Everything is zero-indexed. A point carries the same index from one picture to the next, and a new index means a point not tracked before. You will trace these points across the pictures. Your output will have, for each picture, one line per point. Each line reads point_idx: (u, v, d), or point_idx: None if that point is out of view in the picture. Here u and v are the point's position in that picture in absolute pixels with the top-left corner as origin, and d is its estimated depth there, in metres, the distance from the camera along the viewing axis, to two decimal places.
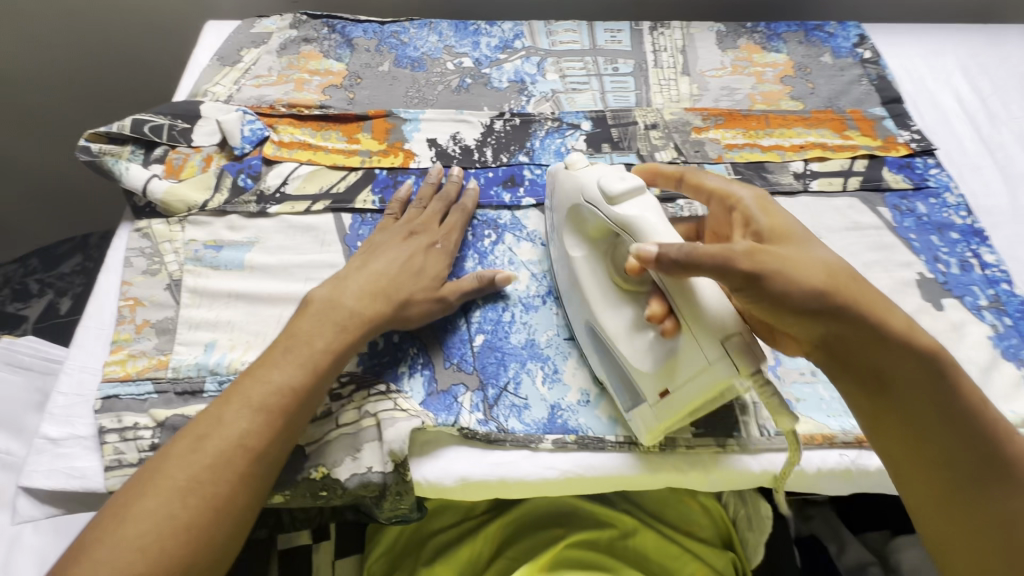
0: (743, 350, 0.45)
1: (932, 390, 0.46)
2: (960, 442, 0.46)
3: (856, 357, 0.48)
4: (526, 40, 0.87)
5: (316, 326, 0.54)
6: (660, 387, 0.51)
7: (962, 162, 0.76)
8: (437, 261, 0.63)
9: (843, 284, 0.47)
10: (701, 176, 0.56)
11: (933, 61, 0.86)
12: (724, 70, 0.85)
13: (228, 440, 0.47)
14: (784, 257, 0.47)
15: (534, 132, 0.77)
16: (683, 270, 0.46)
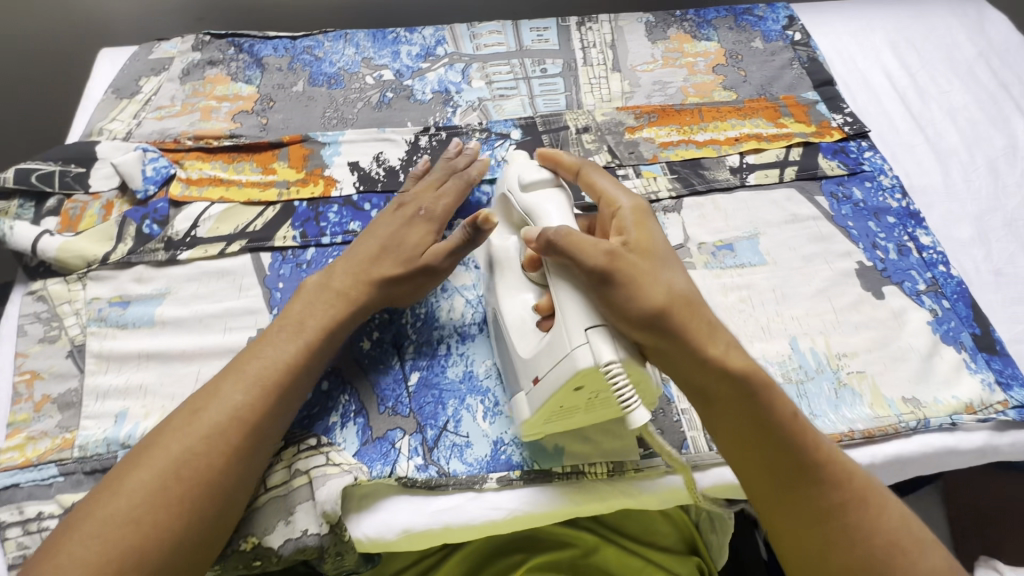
0: (602, 342, 0.45)
1: (766, 413, 0.47)
2: (784, 454, 0.47)
3: (695, 373, 0.48)
4: (449, 46, 0.83)
5: (308, 308, 0.56)
6: (531, 375, 0.50)
7: (895, 142, 0.76)
8: (423, 231, 0.61)
9: (677, 302, 0.47)
10: (596, 175, 0.56)
11: (862, 38, 0.85)
12: (656, 63, 0.82)
13: (221, 413, 0.49)
14: (635, 271, 0.47)
15: (462, 146, 0.73)
16: (553, 252, 0.49)
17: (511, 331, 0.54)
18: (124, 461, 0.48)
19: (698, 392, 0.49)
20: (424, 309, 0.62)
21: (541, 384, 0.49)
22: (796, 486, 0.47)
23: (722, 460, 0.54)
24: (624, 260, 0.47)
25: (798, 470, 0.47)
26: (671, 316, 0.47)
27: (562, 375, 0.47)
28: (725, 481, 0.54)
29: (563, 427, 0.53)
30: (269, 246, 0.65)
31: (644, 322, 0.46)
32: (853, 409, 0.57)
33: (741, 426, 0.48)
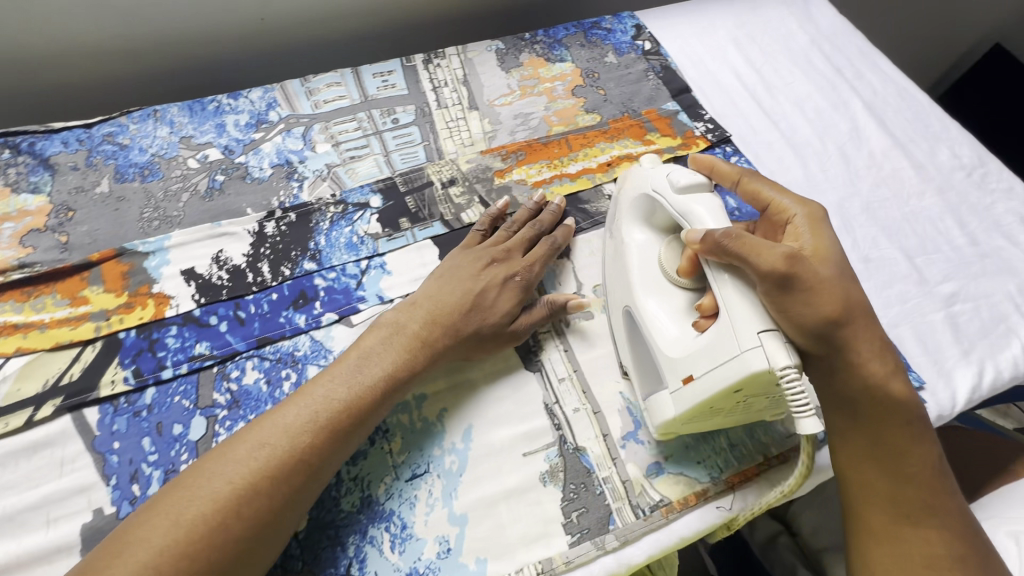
0: (777, 347, 0.44)
1: (915, 429, 0.50)
2: (908, 473, 0.50)
3: (858, 385, 0.49)
4: (283, 108, 0.73)
5: (386, 346, 0.53)
6: (683, 375, 0.49)
7: (755, 142, 0.77)
8: (513, 294, 0.58)
9: (852, 320, 0.48)
10: (761, 185, 0.55)
11: (707, 39, 0.86)
12: (513, 95, 0.78)
13: (288, 450, 0.46)
14: (816, 283, 0.46)
15: (316, 225, 0.65)
16: (719, 254, 0.47)
17: (653, 330, 0.53)
18: (188, 475, 0.44)
19: (853, 409, 0.50)
20: None
21: (697, 385, 0.48)
22: (911, 517, 0.50)
23: (650, 527, 0.51)
24: (806, 266, 0.46)
25: (921, 499, 0.50)
26: (847, 336, 0.48)
27: (730, 377, 0.45)
28: (658, 548, 0.51)
29: (697, 428, 0.53)
30: (93, 398, 0.53)
31: (819, 334, 0.46)
32: (768, 430, 0.56)
33: (878, 444, 0.50)
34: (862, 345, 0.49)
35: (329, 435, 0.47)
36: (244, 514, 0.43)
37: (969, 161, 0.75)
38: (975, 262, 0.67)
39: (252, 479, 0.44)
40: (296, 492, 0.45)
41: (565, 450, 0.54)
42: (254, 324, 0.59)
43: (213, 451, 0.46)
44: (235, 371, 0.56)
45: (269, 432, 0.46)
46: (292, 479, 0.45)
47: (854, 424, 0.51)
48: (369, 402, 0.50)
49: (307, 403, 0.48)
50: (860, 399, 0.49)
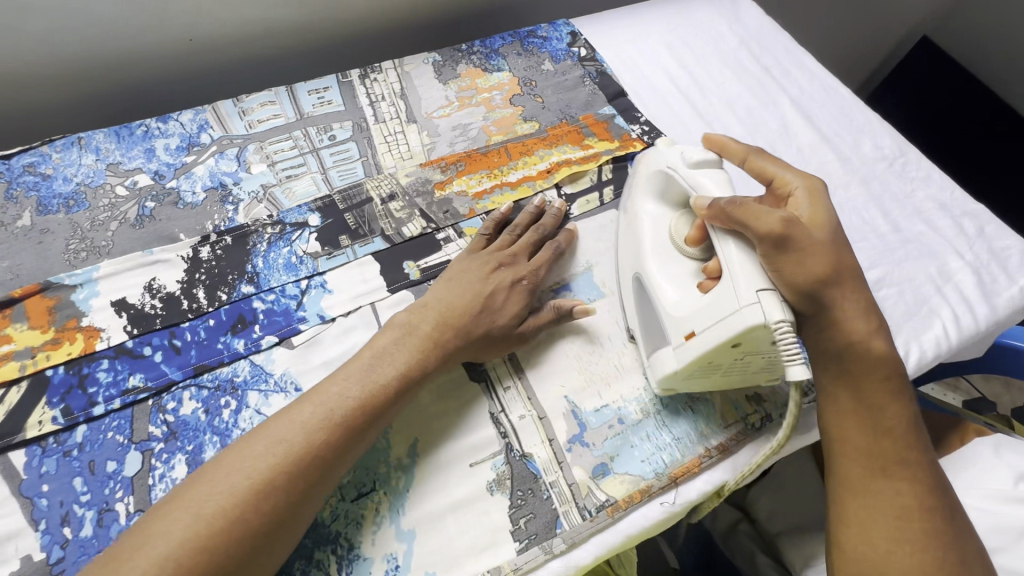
0: (774, 304, 0.47)
1: (894, 384, 0.52)
2: (885, 428, 0.51)
3: (843, 341, 0.52)
4: (215, 129, 0.72)
5: (398, 346, 0.54)
6: (685, 331, 0.52)
7: (690, 142, 0.79)
8: (520, 299, 0.59)
9: (838, 281, 0.51)
10: (766, 162, 0.57)
11: (641, 44, 0.88)
12: (451, 106, 0.78)
13: (304, 446, 0.46)
14: (806, 245, 0.50)
15: (253, 247, 0.64)
16: (722, 219, 0.51)
17: (656, 293, 0.56)
18: (206, 467, 0.46)
19: (835, 362, 0.53)
20: None
21: (696, 340, 0.51)
22: (886, 468, 0.50)
23: (596, 527, 0.52)
24: (798, 230, 0.49)
25: (896, 452, 0.50)
26: (836, 295, 0.51)
27: (728, 331, 0.48)
28: (605, 547, 0.51)
29: (695, 387, 0.56)
30: (19, 440, 0.51)
31: (810, 294, 0.50)
32: (708, 422, 0.58)
33: (857, 398, 0.52)
34: (851, 302, 0.52)
35: (344, 434, 0.48)
36: (263, 505, 0.44)
37: (890, 152, 0.79)
38: (898, 248, 0.70)
39: (269, 474, 0.45)
40: (306, 489, 0.46)
41: (512, 457, 0.55)
42: (190, 352, 0.57)
43: (234, 445, 0.47)
44: (172, 403, 0.55)
45: (284, 428, 0.47)
46: (307, 475, 0.46)
47: (837, 379, 0.53)
48: (381, 401, 0.51)
49: (322, 400, 0.49)
50: (843, 354, 0.52)
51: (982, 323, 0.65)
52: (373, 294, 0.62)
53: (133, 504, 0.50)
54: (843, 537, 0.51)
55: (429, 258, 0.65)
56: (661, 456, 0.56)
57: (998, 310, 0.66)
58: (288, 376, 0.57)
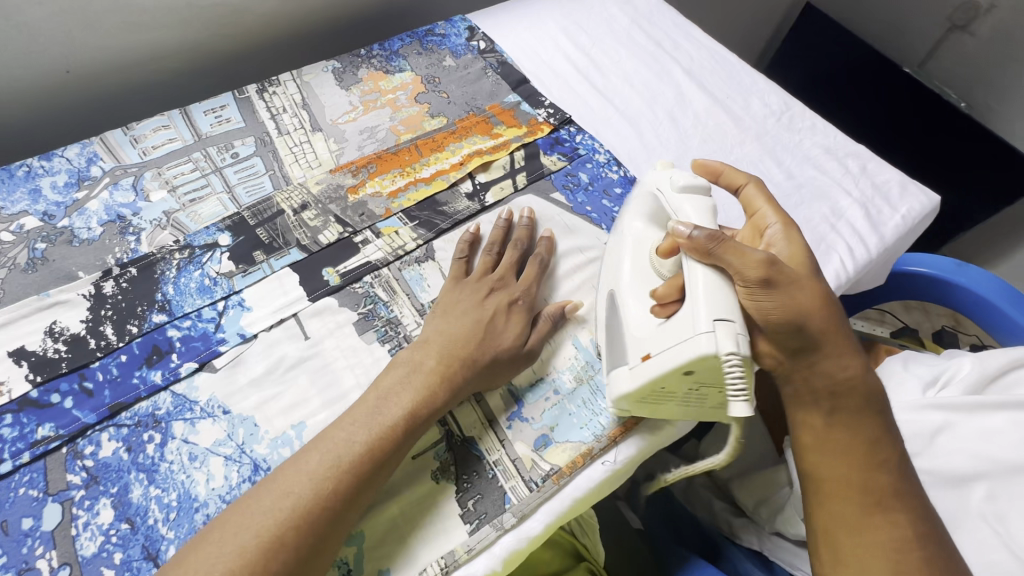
0: (729, 336, 0.46)
1: (882, 418, 0.54)
2: (875, 463, 0.52)
3: (835, 377, 0.53)
4: (106, 161, 0.69)
5: (402, 386, 0.52)
6: (642, 352, 0.52)
7: (595, 120, 0.82)
8: (521, 318, 0.59)
9: (827, 322, 0.52)
10: (757, 196, 0.59)
11: (538, 31, 0.90)
12: (356, 111, 0.78)
13: (314, 499, 0.44)
14: (795, 284, 0.51)
15: (162, 275, 0.61)
16: (706, 255, 0.50)
17: (625, 315, 0.57)
18: (213, 529, 0.43)
19: (829, 400, 0.53)
20: (176, 493, 0.51)
21: (653, 362, 0.50)
22: (878, 501, 0.52)
23: (544, 497, 0.53)
24: (781, 270, 0.50)
25: (889, 486, 0.52)
26: (824, 334, 0.52)
27: (681, 358, 0.48)
28: (555, 514, 0.53)
29: (655, 412, 0.55)
30: None
31: (796, 329, 0.51)
32: None
33: (848, 435, 0.53)
34: (841, 337, 0.53)
35: (353, 480, 0.46)
36: (274, 564, 0.42)
37: (777, 107, 0.84)
38: (794, 194, 0.75)
39: (279, 530, 0.43)
40: (317, 537, 0.44)
41: (454, 443, 0.55)
42: (104, 393, 0.54)
43: (240, 501, 0.45)
44: (90, 447, 0.52)
45: (299, 479, 0.45)
46: (316, 527, 0.44)
47: (829, 418, 0.54)
48: (389, 444, 0.49)
49: (335, 452, 0.47)
50: (835, 393, 0.53)
51: (874, 253, 0.71)
52: (293, 305, 0.61)
53: (57, 558, 0.47)
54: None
55: (348, 262, 0.64)
56: (598, 418, 0.57)
57: (886, 238, 0.72)
58: (215, 402, 0.55)
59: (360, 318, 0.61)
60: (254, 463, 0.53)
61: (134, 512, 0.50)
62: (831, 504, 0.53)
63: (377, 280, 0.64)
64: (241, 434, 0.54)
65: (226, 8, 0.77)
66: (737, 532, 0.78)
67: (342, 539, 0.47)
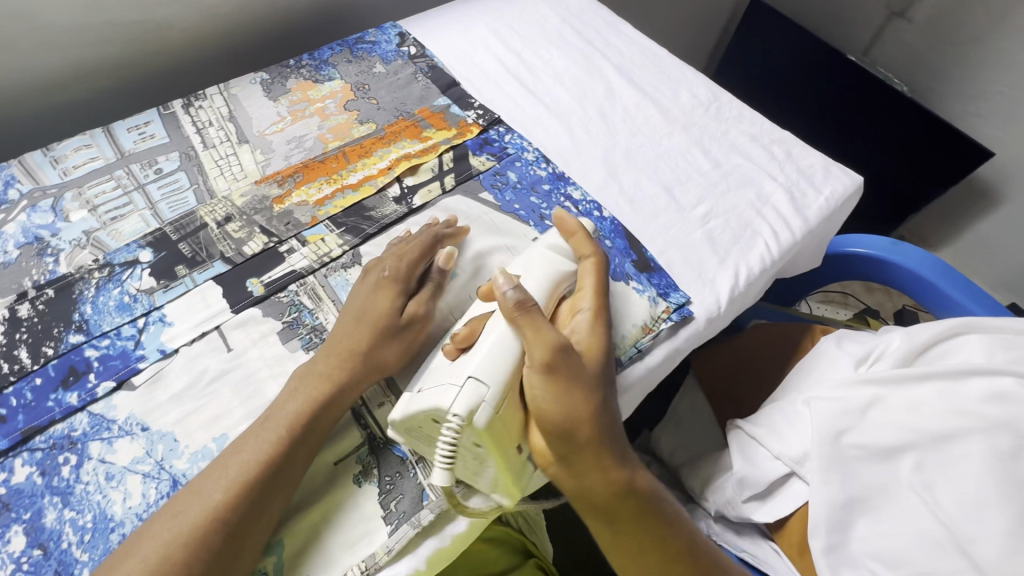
0: (468, 397, 0.47)
1: (657, 513, 0.53)
2: (659, 558, 0.53)
3: (600, 490, 0.52)
4: (24, 183, 0.68)
5: (289, 395, 0.52)
6: (418, 386, 0.52)
7: (525, 119, 0.82)
8: (389, 289, 0.58)
9: (596, 433, 0.50)
10: (591, 273, 0.58)
11: (469, 34, 0.91)
12: (284, 121, 0.78)
13: (202, 515, 0.45)
14: (566, 393, 0.49)
15: (80, 295, 0.61)
16: (512, 321, 0.51)
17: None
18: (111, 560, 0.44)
19: (606, 514, 0.53)
20: (92, 514, 0.50)
21: (418, 397, 0.50)
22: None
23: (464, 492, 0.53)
24: (556, 375, 0.49)
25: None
26: (591, 445, 0.50)
27: (427, 403, 0.48)
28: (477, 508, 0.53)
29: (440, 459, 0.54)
30: None
31: (560, 439, 0.50)
32: None
33: (630, 534, 0.53)
34: (606, 448, 0.51)
35: (243, 490, 0.47)
36: None
37: (705, 98, 0.86)
38: (721, 182, 0.76)
39: (169, 550, 0.43)
40: (217, 555, 0.44)
41: (377, 446, 0.55)
42: (17, 418, 0.53)
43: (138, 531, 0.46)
44: (2, 474, 0.51)
45: (191, 498, 0.46)
46: (208, 542, 0.44)
47: (605, 521, 0.53)
48: (281, 453, 0.49)
49: (227, 471, 0.47)
50: (605, 503, 0.52)
51: (798, 235, 0.73)
52: (215, 318, 0.61)
53: None
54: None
55: (272, 271, 0.64)
56: None
57: (810, 220, 0.74)
58: (133, 419, 0.55)
59: (285, 326, 0.61)
60: (173, 479, 0.52)
61: (47, 536, 0.49)
62: None
63: (302, 288, 0.64)
64: (160, 450, 0.53)
65: (146, 25, 0.77)
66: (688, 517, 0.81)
67: (254, 555, 0.47)
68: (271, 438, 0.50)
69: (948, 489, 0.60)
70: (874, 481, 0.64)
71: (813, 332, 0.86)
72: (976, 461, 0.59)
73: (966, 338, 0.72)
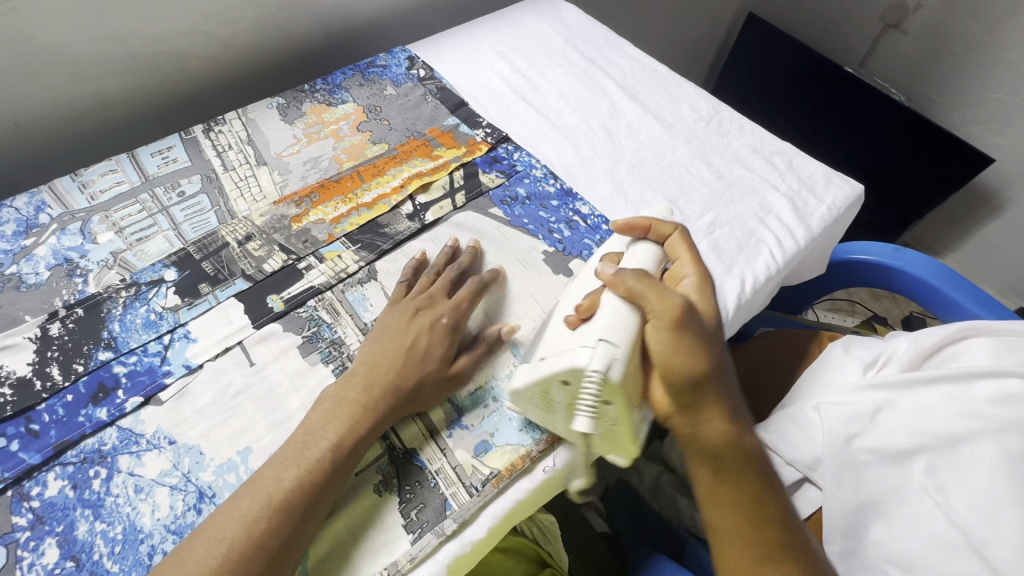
0: (602, 355, 0.50)
1: (764, 473, 0.54)
2: (757, 520, 0.52)
3: (711, 442, 0.53)
4: (54, 208, 0.71)
5: (326, 422, 0.53)
6: (540, 357, 0.55)
7: (532, 136, 0.85)
8: (444, 338, 0.60)
9: (718, 381, 0.53)
10: (680, 245, 0.61)
11: (476, 56, 0.95)
12: (300, 143, 0.81)
13: (244, 542, 0.46)
14: (696, 336, 0.52)
15: (108, 313, 0.63)
16: (622, 289, 0.55)
17: (551, 327, 0.60)
18: None
19: (712, 467, 0.54)
20: (121, 526, 0.51)
21: (541, 365, 0.53)
22: (764, 557, 0.51)
23: (484, 501, 0.54)
24: (686, 322, 0.52)
25: (774, 539, 0.52)
26: (712, 392, 0.53)
27: (559, 364, 0.51)
28: (496, 517, 0.54)
29: (548, 423, 0.57)
30: None
31: (688, 382, 0.52)
32: None
33: (735, 491, 0.53)
34: (725, 402, 0.54)
35: (283, 517, 0.47)
36: None
37: (706, 113, 0.89)
38: (725, 193, 0.78)
39: None
40: None
41: (396, 456, 0.56)
42: (50, 433, 0.55)
43: (173, 554, 0.46)
44: (36, 488, 0.53)
45: (228, 523, 0.46)
46: (249, 568, 0.45)
47: (711, 473, 0.54)
48: (320, 477, 0.50)
49: (265, 496, 0.48)
50: (717, 452, 0.53)
51: (802, 243, 0.74)
52: (237, 334, 0.63)
53: None
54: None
55: (292, 288, 0.66)
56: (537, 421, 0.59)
57: (813, 228, 0.76)
58: (161, 433, 0.57)
59: (305, 341, 0.63)
60: (199, 491, 0.54)
61: (79, 548, 0.50)
62: (727, 553, 0.54)
63: (320, 303, 0.66)
64: (186, 463, 0.55)
65: (170, 55, 0.81)
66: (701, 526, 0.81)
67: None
68: (305, 465, 0.50)
69: (961, 492, 0.60)
70: (888, 485, 0.64)
71: (819, 339, 0.87)
72: (987, 463, 0.59)
73: (974, 342, 0.72)
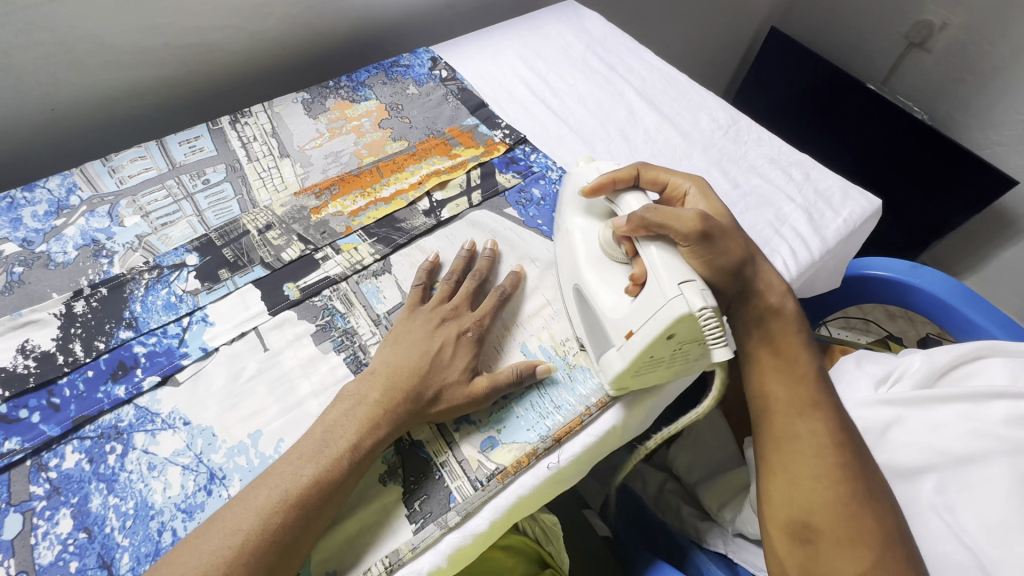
0: (695, 293, 0.52)
1: (805, 341, 0.63)
2: (799, 385, 0.60)
3: (763, 306, 0.62)
4: (85, 190, 0.73)
5: (347, 419, 0.54)
6: (625, 332, 0.56)
7: (549, 138, 0.86)
8: (468, 351, 0.60)
9: (760, 261, 0.63)
10: (655, 170, 0.67)
11: (497, 59, 0.96)
12: (322, 137, 0.83)
13: (261, 535, 0.46)
14: (728, 229, 0.60)
15: (131, 294, 0.65)
16: (645, 229, 0.57)
17: (598, 295, 0.59)
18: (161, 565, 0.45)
19: (764, 334, 0.63)
20: (134, 502, 0.53)
21: (639, 335, 0.54)
22: (802, 411, 0.59)
23: (487, 495, 0.55)
24: (713, 220, 0.57)
25: (810, 398, 0.60)
26: (756, 268, 0.62)
27: (661, 325, 0.52)
28: (499, 512, 0.55)
29: (645, 380, 0.59)
30: None
31: (733, 267, 0.59)
32: (585, 385, 0.62)
33: (779, 356, 0.62)
34: (768, 277, 0.63)
35: (299, 512, 0.48)
36: None
37: (724, 122, 0.89)
38: (740, 202, 0.78)
39: (226, 567, 0.44)
40: (269, 569, 0.46)
41: (402, 447, 0.57)
42: (69, 407, 0.57)
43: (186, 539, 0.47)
44: (54, 459, 0.54)
45: (244, 514, 0.47)
46: (263, 561, 0.46)
47: (762, 341, 0.63)
48: (336, 476, 0.50)
49: (279, 485, 0.49)
50: (763, 319, 0.63)
51: (817, 254, 0.74)
52: (253, 319, 0.64)
53: (15, 566, 0.49)
54: (773, 487, 0.59)
55: (308, 277, 0.68)
56: (545, 420, 0.59)
57: (828, 240, 0.76)
58: (176, 414, 0.58)
59: (319, 329, 0.64)
60: (210, 471, 0.55)
61: (92, 521, 0.51)
62: (768, 417, 0.61)
63: (335, 294, 0.67)
64: (199, 444, 0.56)
65: (201, 49, 0.83)
66: (703, 535, 0.79)
67: (295, 566, 0.48)
68: (323, 462, 0.50)
69: (971, 513, 0.59)
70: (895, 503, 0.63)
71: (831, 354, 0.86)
72: (999, 485, 0.58)
73: (988, 362, 0.71)
